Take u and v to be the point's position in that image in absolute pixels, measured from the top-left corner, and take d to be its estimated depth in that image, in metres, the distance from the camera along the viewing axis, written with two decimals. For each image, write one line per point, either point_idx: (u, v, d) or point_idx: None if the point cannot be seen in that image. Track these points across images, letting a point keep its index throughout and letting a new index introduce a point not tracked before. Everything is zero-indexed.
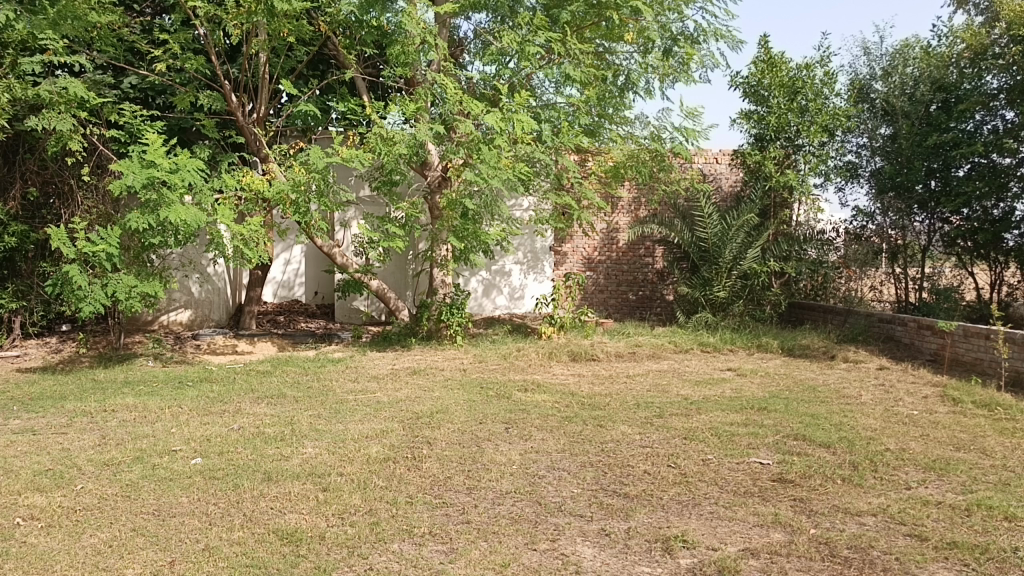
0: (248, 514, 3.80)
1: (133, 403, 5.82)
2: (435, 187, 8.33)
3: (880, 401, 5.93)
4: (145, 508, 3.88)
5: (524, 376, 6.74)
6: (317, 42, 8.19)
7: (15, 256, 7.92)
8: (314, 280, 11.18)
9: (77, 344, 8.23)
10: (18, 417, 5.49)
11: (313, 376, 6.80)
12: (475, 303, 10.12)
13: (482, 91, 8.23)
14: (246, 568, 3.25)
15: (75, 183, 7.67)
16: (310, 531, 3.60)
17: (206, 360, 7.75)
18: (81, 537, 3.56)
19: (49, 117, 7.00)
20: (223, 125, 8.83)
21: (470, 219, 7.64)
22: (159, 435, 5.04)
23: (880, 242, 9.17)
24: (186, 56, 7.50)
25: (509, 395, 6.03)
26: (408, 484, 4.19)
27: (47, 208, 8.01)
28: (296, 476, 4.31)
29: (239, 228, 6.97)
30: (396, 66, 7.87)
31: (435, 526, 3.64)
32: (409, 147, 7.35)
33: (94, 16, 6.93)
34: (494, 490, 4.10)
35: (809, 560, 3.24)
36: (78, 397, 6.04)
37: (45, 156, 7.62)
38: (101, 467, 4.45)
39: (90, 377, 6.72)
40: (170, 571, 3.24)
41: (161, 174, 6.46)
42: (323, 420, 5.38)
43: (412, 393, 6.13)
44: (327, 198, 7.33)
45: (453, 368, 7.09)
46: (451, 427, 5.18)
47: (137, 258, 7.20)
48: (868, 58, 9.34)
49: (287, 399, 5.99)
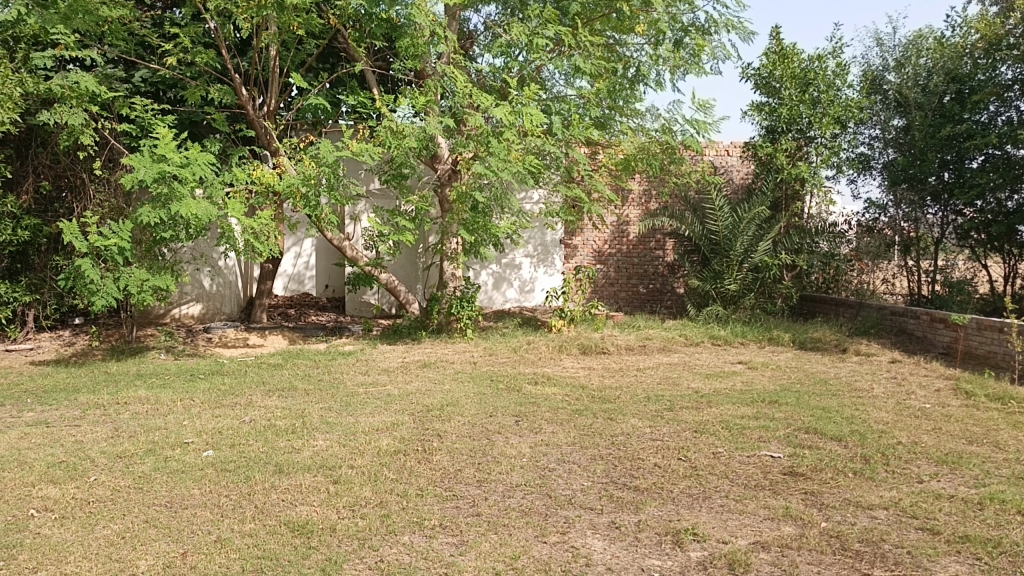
0: (259, 506, 3.83)
1: (146, 395, 5.86)
2: (445, 180, 8.30)
3: (893, 394, 5.90)
4: (157, 500, 3.91)
5: (534, 370, 6.75)
6: (327, 35, 8.19)
7: (29, 250, 7.99)
8: (325, 273, 11.22)
9: (89, 337, 8.28)
10: (32, 409, 5.54)
11: (324, 369, 6.82)
12: (485, 296, 10.08)
13: (492, 84, 8.22)
14: (258, 559, 3.28)
15: (86, 176, 7.71)
16: (321, 523, 3.61)
17: (217, 353, 7.79)
18: (95, 528, 3.59)
19: (61, 111, 7.03)
20: (234, 118, 8.85)
21: (480, 212, 7.64)
22: (172, 427, 5.07)
23: (892, 234, 9.14)
24: (197, 50, 7.51)
25: (519, 388, 6.04)
26: (418, 476, 4.19)
27: (59, 202, 8.04)
28: (307, 468, 4.32)
29: (250, 222, 6.99)
30: (406, 60, 7.86)
31: (446, 518, 3.65)
32: (419, 140, 7.34)
33: (105, 10, 6.90)
34: (504, 483, 4.10)
35: (820, 553, 3.24)
36: (91, 389, 6.08)
37: (57, 150, 7.69)
38: (114, 459, 4.48)
39: (103, 370, 6.77)
40: (182, 562, 3.27)
41: (172, 168, 6.48)
42: (334, 413, 5.40)
43: (423, 386, 6.15)
44: (337, 191, 7.32)
45: (464, 361, 7.10)
46: (460, 420, 5.19)
47: (149, 251, 7.24)
48: (881, 49, 9.25)
49: (298, 392, 6.01)
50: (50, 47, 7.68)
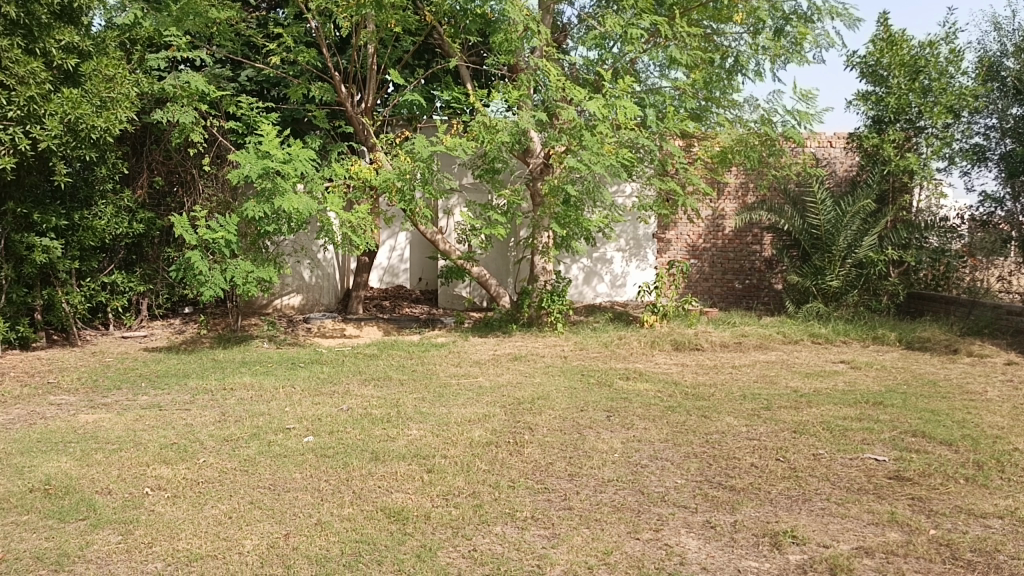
0: (357, 491, 3.94)
1: (250, 382, 6.12)
2: (536, 174, 8.32)
3: (1009, 398, 5.58)
4: (261, 482, 4.08)
5: (626, 365, 6.69)
6: (423, 33, 8.32)
7: (143, 243, 8.39)
8: (418, 267, 11.48)
9: (198, 325, 8.70)
10: (147, 392, 5.86)
11: (418, 360, 6.95)
12: (576, 290, 10.04)
13: (585, 77, 8.20)
14: (356, 543, 3.38)
15: (196, 173, 8.10)
16: (416, 511, 3.69)
17: (316, 342, 8.06)
18: (204, 507, 3.78)
19: (173, 110, 7.42)
20: (333, 115, 9.10)
21: (572, 206, 7.61)
22: (274, 413, 5.27)
23: (1010, 229, 8.53)
24: (299, 49, 7.77)
25: (611, 383, 6.01)
26: (510, 468, 4.23)
27: (171, 197, 8.46)
28: (401, 456, 4.42)
29: (348, 216, 7.19)
30: (500, 54, 7.90)
31: (538, 511, 3.67)
32: (512, 134, 7.37)
33: (213, 12, 7.26)
34: (595, 477, 4.09)
35: (928, 562, 3.10)
36: (200, 375, 6.39)
37: (170, 147, 8.11)
38: (221, 442, 4.69)
39: (211, 357, 7.09)
40: (284, 543, 3.40)
41: (275, 164, 6.71)
42: (427, 403, 5.50)
43: (515, 378, 6.20)
44: (431, 185, 7.45)
45: (555, 355, 7.11)
46: (552, 414, 5.21)
47: (253, 244, 7.51)
48: (999, 33, 8.69)
49: (393, 381, 6.16)
50: (164, 50, 8.11)
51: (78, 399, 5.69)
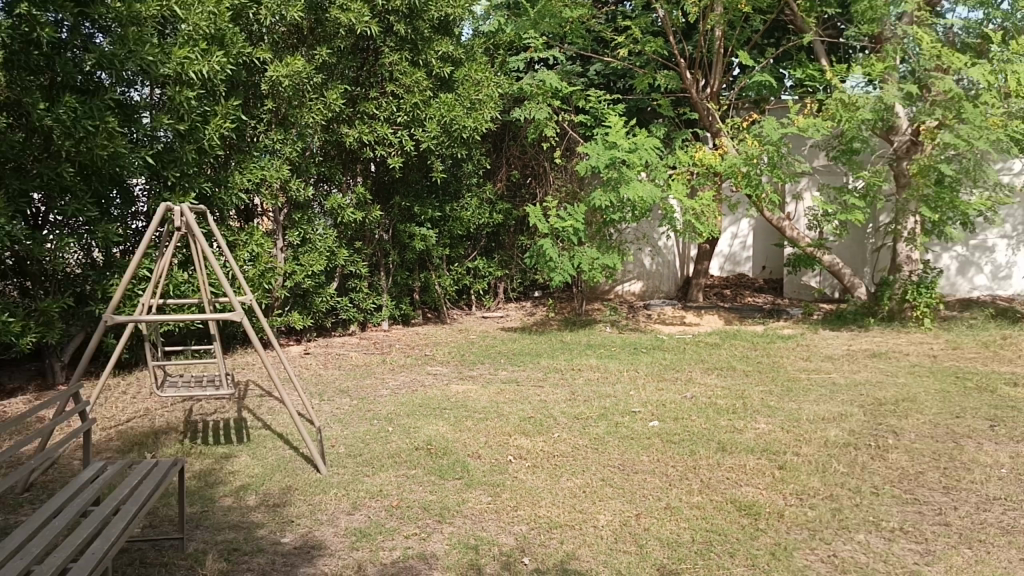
0: (705, 480, 3.93)
1: (596, 364, 6.39)
2: (902, 152, 7.43)
3: None
4: (612, 461, 4.24)
5: (1012, 369, 5.82)
6: (773, 10, 7.98)
7: (502, 232, 9.25)
8: (763, 255, 10.94)
9: (547, 308, 9.35)
10: (505, 368, 6.41)
11: (762, 351, 6.72)
12: (948, 282, 9.03)
13: (965, 41, 7.27)
14: (706, 532, 3.37)
15: (548, 166, 8.79)
16: (767, 507, 3.58)
17: (658, 328, 8.18)
18: (560, 479, 4.03)
19: (531, 107, 8.05)
20: (677, 102, 9.13)
21: (946, 187, 6.96)
22: (620, 395, 5.45)
23: None
24: (646, 40, 7.89)
25: (994, 389, 5.28)
26: (873, 473, 3.91)
27: (526, 188, 9.16)
28: (750, 449, 4.31)
29: (692, 202, 7.18)
30: (861, 25, 7.31)
31: (907, 523, 3.35)
32: (873, 111, 6.78)
33: (567, 12, 7.60)
34: (978, 494, 3.63)
35: None
36: (549, 355, 6.82)
37: (525, 142, 8.78)
38: (572, 419, 4.97)
39: (559, 339, 7.55)
40: (636, 522, 3.51)
41: (622, 154, 6.90)
42: (775, 397, 5.30)
43: (874, 377, 5.73)
44: (780, 169, 7.14)
45: (920, 353, 6.42)
46: (921, 418, 4.72)
47: (598, 231, 7.68)
48: None
49: (737, 372, 6.03)
50: (523, 51, 8.69)
51: (449, 371, 6.40)
